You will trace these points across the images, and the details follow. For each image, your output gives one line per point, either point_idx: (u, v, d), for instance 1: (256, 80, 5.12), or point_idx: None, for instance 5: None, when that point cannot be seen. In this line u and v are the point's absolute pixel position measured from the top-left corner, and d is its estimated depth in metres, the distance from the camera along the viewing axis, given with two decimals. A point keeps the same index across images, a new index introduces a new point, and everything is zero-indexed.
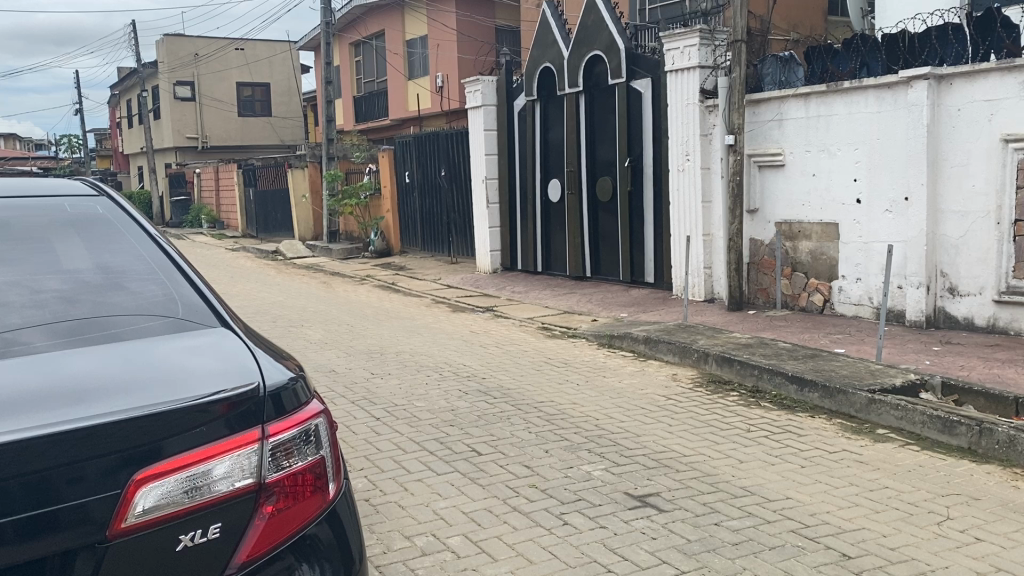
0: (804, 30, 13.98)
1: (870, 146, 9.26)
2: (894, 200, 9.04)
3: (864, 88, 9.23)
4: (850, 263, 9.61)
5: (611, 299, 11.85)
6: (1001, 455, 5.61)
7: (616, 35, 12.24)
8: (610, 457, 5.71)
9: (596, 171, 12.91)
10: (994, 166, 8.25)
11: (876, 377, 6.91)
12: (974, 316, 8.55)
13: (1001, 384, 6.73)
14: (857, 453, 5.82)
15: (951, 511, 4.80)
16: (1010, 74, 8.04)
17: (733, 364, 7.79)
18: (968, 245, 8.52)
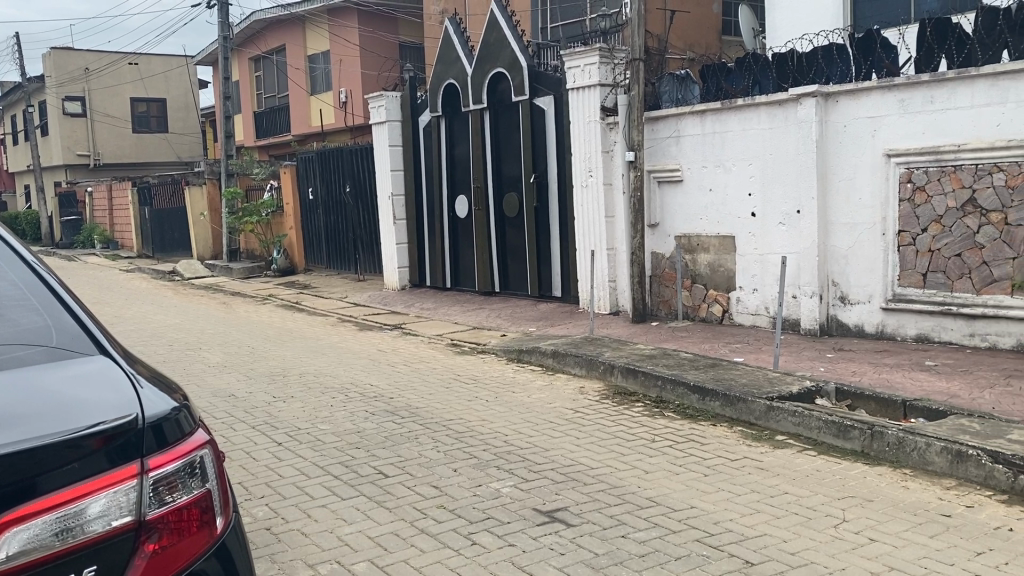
0: (700, 49, 14.42)
1: (763, 161, 9.58)
2: (787, 213, 9.36)
3: (756, 105, 9.55)
4: (747, 273, 9.90)
5: (519, 314, 11.88)
6: (891, 457, 5.84)
7: (518, 53, 12.33)
8: (519, 473, 5.69)
9: (502, 187, 12.97)
10: (879, 179, 8.65)
11: (773, 385, 7.12)
12: (864, 323, 8.92)
13: (890, 388, 7.02)
14: (757, 459, 5.96)
15: (846, 513, 4.96)
16: (889, 92, 8.45)
17: (638, 375, 7.91)
18: (857, 255, 8.88)
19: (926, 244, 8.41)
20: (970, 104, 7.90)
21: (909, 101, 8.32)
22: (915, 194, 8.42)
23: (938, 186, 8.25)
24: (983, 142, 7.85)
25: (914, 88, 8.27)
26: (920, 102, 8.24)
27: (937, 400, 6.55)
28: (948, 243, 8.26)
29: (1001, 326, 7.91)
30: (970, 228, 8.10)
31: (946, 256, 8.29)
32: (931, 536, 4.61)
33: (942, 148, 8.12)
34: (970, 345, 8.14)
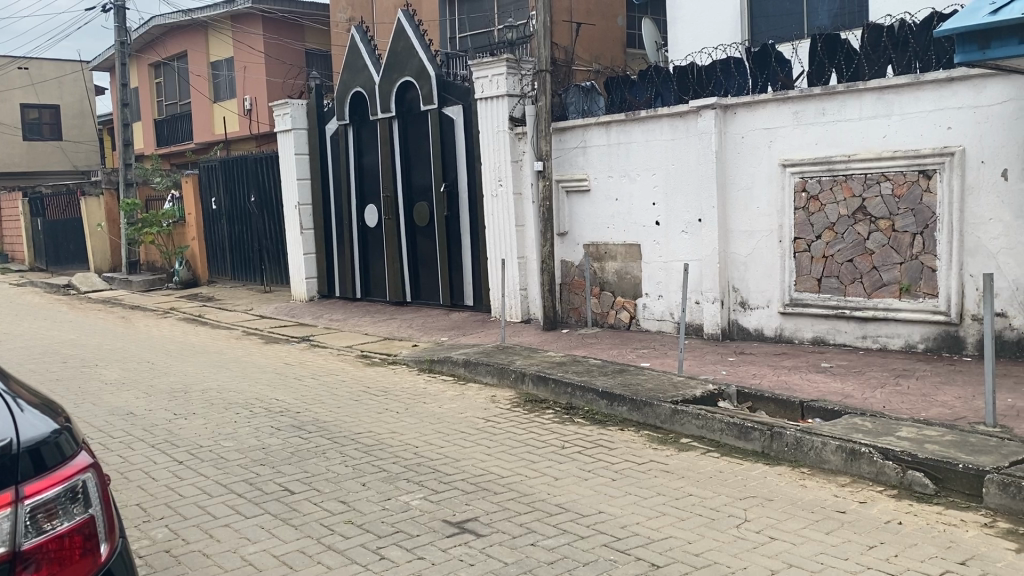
0: (606, 62, 14.68)
1: (666, 171, 9.81)
2: (689, 222, 9.60)
3: (659, 117, 9.78)
4: (652, 281, 10.11)
5: (431, 324, 11.82)
6: (790, 456, 6.04)
7: (425, 62, 12.30)
8: (429, 485, 5.65)
9: (411, 196, 12.90)
10: (775, 188, 8.96)
11: (678, 389, 7.27)
12: (764, 327, 9.22)
13: (788, 390, 7.26)
14: (663, 463, 6.08)
15: (748, 513, 5.10)
16: (784, 104, 8.80)
17: (548, 382, 7.97)
18: (756, 262, 9.18)
19: (820, 250, 8.73)
20: (859, 116, 8.29)
21: (803, 113, 8.67)
22: (809, 202, 8.74)
23: (831, 195, 8.58)
24: (871, 153, 8.23)
25: (807, 100, 8.64)
26: (813, 115, 8.60)
27: (832, 400, 6.82)
28: (841, 249, 8.60)
29: (891, 328, 8.29)
30: (861, 235, 8.44)
31: (838, 262, 8.62)
32: (827, 532, 4.78)
33: (833, 158, 8.47)
34: (863, 346, 8.50)
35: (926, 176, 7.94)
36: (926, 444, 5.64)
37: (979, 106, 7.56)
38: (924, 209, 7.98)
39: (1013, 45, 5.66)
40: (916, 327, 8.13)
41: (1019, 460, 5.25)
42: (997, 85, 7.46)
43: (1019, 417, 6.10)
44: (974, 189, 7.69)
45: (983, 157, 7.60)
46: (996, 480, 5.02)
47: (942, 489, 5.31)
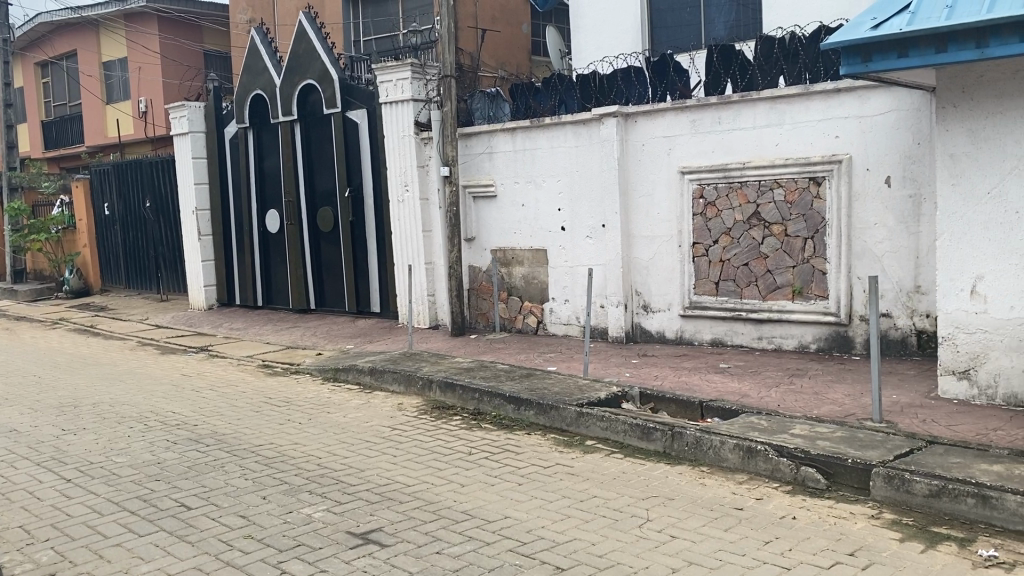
0: (512, 67, 14.76)
1: (570, 178, 9.93)
2: (594, 227, 9.74)
3: (563, 124, 9.90)
4: (558, 285, 10.21)
5: (336, 332, 11.63)
6: (690, 455, 6.19)
7: (328, 65, 12.11)
8: (332, 497, 5.55)
9: (315, 201, 12.67)
10: (675, 195, 9.18)
11: (583, 392, 7.36)
12: (665, 329, 9.44)
13: (689, 390, 7.44)
14: (568, 465, 6.14)
15: (650, 513, 5.20)
16: (683, 113, 9.03)
17: (455, 388, 7.95)
18: (658, 266, 9.39)
19: (717, 255, 8.97)
20: (753, 125, 8.58)
21: (700, 121, 8.93)
22: (707, 208, 8.98)
23: (727, 201, 8.83)
24: (764, 161, 8.52)
25: (704, 109, 8.89)
26: (710, 123, 8.86)
27: (730, 400, 7.03)
28: (737, 253, 8.85)
29: (785, 328, 8.60)
30: (755, 240, 8.70)
31: (735, 266, 8.87)
32: (725, 529, 4.92)
33: (729, 165, 8.73)
34: (759, 347, 8.80)
35: (816, 183, 8.26)
36: (818, 440, 5.87)
37: (864, 116, 7.93)
38: (814, 215, 8.30)
39: (893, 58, 5.97)
40: (808, 327, 8.46)
41: (902, 454, 5.52)
42: (879, 96, 7.83)
43: (903, 412, 6.42)
44: (859, 195, 8.06)
45: (868, 165, 7.97)
46: (882, 473, 5.26)
47: (833, 484, 5.53)
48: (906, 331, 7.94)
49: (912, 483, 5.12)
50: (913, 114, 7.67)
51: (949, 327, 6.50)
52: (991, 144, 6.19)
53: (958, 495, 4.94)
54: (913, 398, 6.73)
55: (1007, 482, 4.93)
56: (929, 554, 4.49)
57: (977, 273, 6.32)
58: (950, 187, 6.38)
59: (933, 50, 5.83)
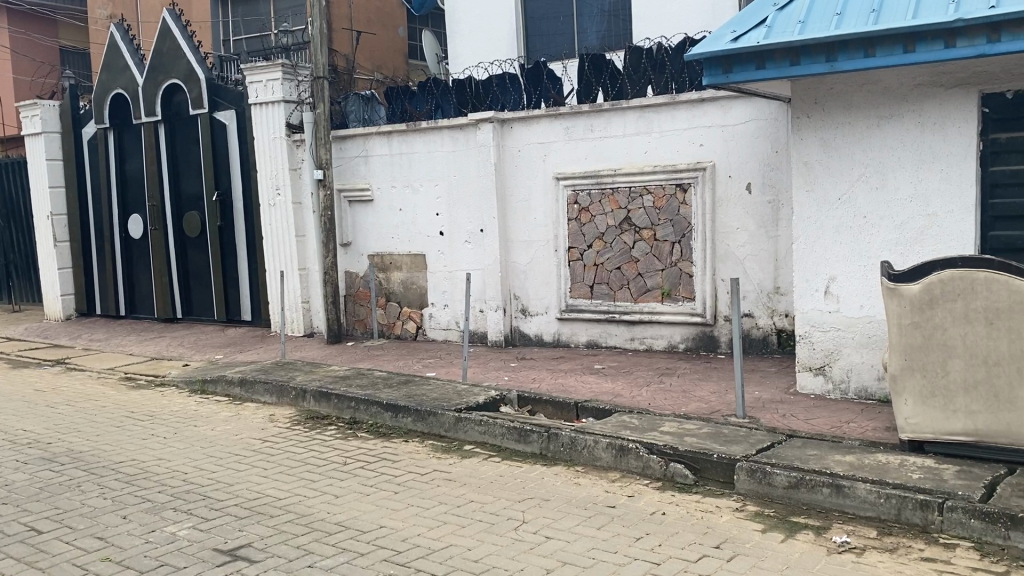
0: (388, 71, 14.63)
1: (447, 182, 9.92)
2: (471, 232, 9.75)
3: (439, 128, 9.87)
4: (437, 290, 10.17)
5: (204, 341, 11.18)
6: (565, 456, 6.27)
7: (194, 64, 11.65)
8: (198, 513, 5.33)
9: (181, 206, 12.19)
10: (550, 200, 9.31)
11: (461, 397, 7.35)
12: (543, 332, 9.55)
13: (564, 392, 7.55)
14: (445, 471, 6.10)
15: (525, 515, 5.23)
16: (556, 120, 9.18)
17: (330, 398, 7.78)
18: (535, 271, 9.50)
19: (591, 259, 9.14)
20: (623, 133, 8.82)
21: (574, 128, 9.10)
22: (581, 213, 9.14)
23: (599, 207, 9.01)
24: (635, 167, 8.76)
25: (576, 117, 9.07)
26: (582, 130, 9.04)
27: (604, 400, 7.17)
28: (609, 257, 9.04)
29: (656, 329, 8.87)
30: (627, 244, 8.91)
31: (608, 270, 9.05)
32: (598, 528, 5.01)
33: (602, 171, 8.93)
34: (632, 347, 9.03)
35: (683, 190, 8.56)
36: (686, 437, 6.06)
37: (726, 125, 8.28)
38: (681, 220, 8.59)
39: (752, 69, 6.25)
40: (677, 328, 8.75)
41: (764, 448, 5.77)
42: (740, 107, 8.20)
43: (764, 408, 6.72)
44: (724, 201, 8.39)
45: (731, 172, 8.31)
46: (745, 466, 5.48)
47: (700, 478, 5.72)
48: (767, 330, 8.34)
49: (772, 476, 5.36)
50: (771, 124, 8.06)
51: (806, 325, 6.86)
52: (841, 152, 6.56)
53: (814, 485, 5.20)
54: (774, 394, 7.06)
55: (858, 471, 5.23)
56: (788, 543, 4.71)
57: (830, 274, 6.69)
58: (805, 193, 6.73)
59: (787, 63, 6.14)
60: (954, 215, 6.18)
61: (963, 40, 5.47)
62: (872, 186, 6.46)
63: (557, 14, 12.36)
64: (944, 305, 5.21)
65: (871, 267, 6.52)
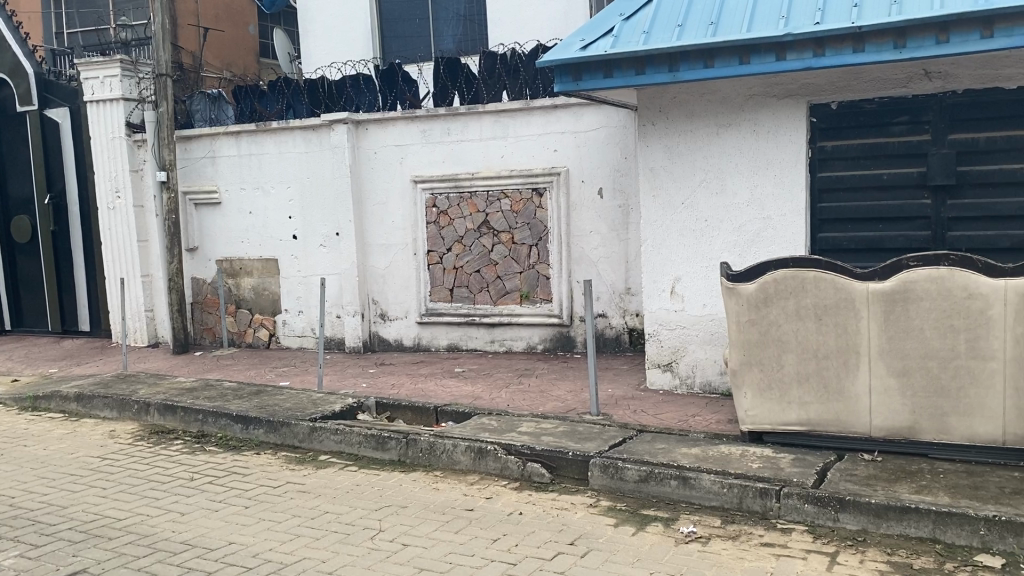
0: (238, 70, 14.12)
1: (300, 185, 9.66)
2: (326, 236, 9.53)
3: (290, 129, 9.60)
4: (290, 296, 9.90)
5: (36, 354, 10.44)
6: (424, 462, 6.23)
7: (21, 57, 10.85)
8: (27, 540, 4.95)
9: (8, 209, 11.34)
10: (407, 204, 9.24)
11: (316, 406, 7.17)
12: (402, 337, 9.47)
13: (423, 397, 7.50)
14: (299, 483, 5.93)
15: (382, 523, 5.15)
16: (412, 123, 9.13)
17: (175, 411, 7.42)
18: (393, 275, 9.40)
19: (451, 262, 9.14)
20: (479, 137, 8.87)
21: (430, 131, 9.07)
22: (439, 217, 9.12)
23: (458, 210, 9.03)
24: (491, 171, 8.83)
25: (433, 120, 9.04)
26: (438, 133, 9.03)
27: (462, 404, 7.17)
28: (469, 260, 9.06)
29: (515, 331, 8.96)
30: (485, 247, 8.96)
31: (467, 273, 9.08)
32: (455, 531, 4.99)
33: (459, 175, 8.95)
34: (491, 350, 9.10)
35: (538, 194, 8.70)
36: (542, 436, 6.16)
37: (578, 131, 8.48)
38: (537, 224, 8.73)
39: (600, 78, 6.42)
40: (535, 329, 8.88)
41: (618, 444, 5.93)
42: (592, 114, 8.42)
43: (618, 405, 6.91)
44: (578, 205, 8.59)
45: (584, 177, 8.52)
46: (598, 463, 5.62)
47: (556, 477, 5.82)
48: (620, 329, 8.60)
49: (624, 471, 5.52)
50: (621, 131, 8.31)
51: (655, 324, 7.12)
52: (684, 159, 6.84)
53: (663, 478, 5.39)
54: (626, 391, 7.29)
55: (703, 462, 5.46)
56: (638, 536, 4.86)
57: (677, 275, 6.97)
58: (651, 198, 6.99)
59: (634, 72, 6.34)
60: (786, 218, 6.56)
61: (792, 53, 5.82)
62: (713, 191, 6.78)
63: (412, 17, 12.33)
64: (778, 303, 5.52)
65: (713, 268, 6.84)
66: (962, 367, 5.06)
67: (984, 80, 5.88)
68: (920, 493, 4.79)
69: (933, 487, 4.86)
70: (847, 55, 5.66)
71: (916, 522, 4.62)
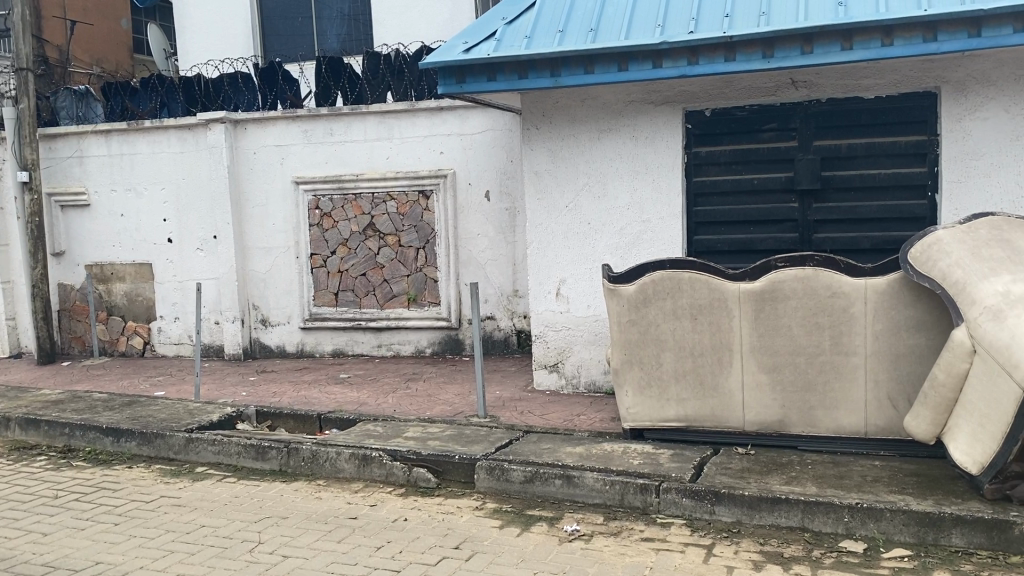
0: (110, 66, 13.50)
1: (176, 187, 9.29)
2: (204, 239, 9.21)
3: (164, 128, 9.23)
4: (166, 302, 9.51)
5: None
6: (306, 471, 6.09)
7: None
8: None
9: None
10: (289, 206, 9.02)
11: (193, 416, 6.91)
12: (285, 343, 9.24)
13: (306, 404, 7.34)
14: (174, 497, 5.69)
15: (262, 535, 5.00)
16: (293, 123, 8.92)
17: (39, 425, 7.00)
18: (274, 279, 9.15)
19: (335, 265, 8.97)
20: (363, 138, 8.75)
21: (312, 132, 8.89)
22: (322, 219, 8.94)
23: (342, 213, 8.88)
24: (376, 173, 8.72)
25: (315, 120, 8.87)
26: (321, 134, 8.86)
27: (347, 410, 7.05)
28: (354, 264, 8.92)
29: (402, 335, 8.89)
30: (371, 250, 8.85)
31: (352, 276, 8.94)
32: (338, 541, 4.89)
33: (343, 177, 8.80)
34: (378, 354, 8.99)
35: (425, 197, 8.65)
36: (428, 441, 6.12)
37: (464, 133, 8.48)
38: (424, 226, 8.68)
39: (483, 81, 6.43)
40: (423, 333, 8.83)
41: (503, 445, 5.95)
42: (477, 116, 8.44)
43: (504, 407, 6.95)
44: (465, 207, 8.58)
45: (470, 179, 8.53)
46: (485, 465, 5.62)
47: (442, 481, 5.79)
48: (507, 331, 8.66)
49: (509, 472, 5.54)
50: (506, 134, 8.37)
51: (541, 326, 7.19)
52: (567, 162, 6.94)
53: (548, 478, 5.44)
54: (513, 393, 7.34)
55: (586, 461, 5.54)
56: (523, 537, 4.89)
57: (561, 277, 7.07)
58: (536, 201, 7.05)
59: (516, 76, 6.38)
60: (664, 221, 6.76)
61: (668, 61, 5.98)
62: (595, 195, 6.90)
63: (294, 15, 12.08)
64: (656, 304, 5.66)
65: (596, 270, 6.96)
66: (827, 362, 5.32)
67: (845, 90, 6.19)
68: (789, 484, 5.01)
69: (802, 478, 5.09)
70: (719, 63, 5.86)
71: (786, 512, 4.81)
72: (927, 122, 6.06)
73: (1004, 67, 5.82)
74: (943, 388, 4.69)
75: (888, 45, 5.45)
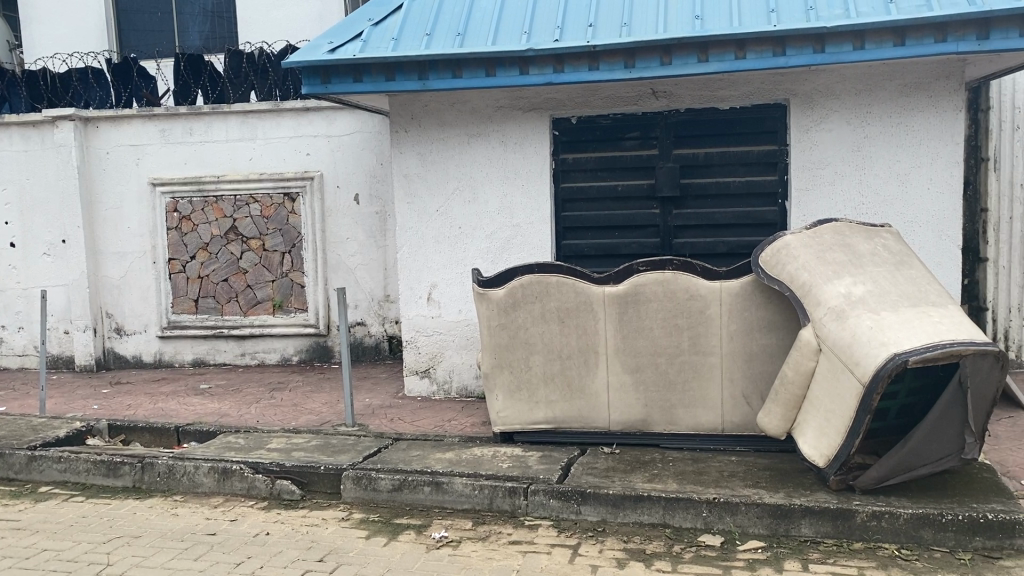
0: None
1: (19, 188, 8.69)
2: (51, 243, 8.66)
3: (5, 124, 8.62)
4: (8, 311, 8.89)
5: None
6: (162, 487, 5.81)
7: None
8: None
9: None
10: (145, 208, 8.59)
11: (36, 433, 6.47)
12: (142, 352, 8.81)
13: (163, 417, 7.00)
14: (13, 520, 5.31)
15: (110, 557, 4.72)
16: (150, 121, 8.52)
17: None
18: (130, 285, 8.71)
19: (194, 271, 8.61)
20: (225, 138, 8.46)
21: (169, 131, 8.52)
22: (181, 222, 8.56)
23: (202, 215, 8.53)
24: (239, 175, 8.44)
25: (173, 119, 8.51)
26: (180, 133, 8.50)
27: (207, 422, 6.77)
28: (215, 269, 8.59)
29: (267, 343, 8.63)
30: (234, 255, 8.53)
31: (214, 282, 8.61)
32: (193, 559, 4.67)
33: (204, 178, 8.47)
34: (242, 362, 8.69)
35: (291, 200, 8.42)
36: (293, 452, 5.95)
37: (332, 135, 8.33)
38: (290, 229, 8.45)
39: (349, 82, 6.30)
40: (289, 340, 8.60)
41: (371, 454, 5.86)
42: (345, 118, 8.31)
43: (373, 414, 6.85)
44: (333, 211, 8.42)
45: (339, 182, 8.37)
46: (351, 475, 5.52)
47: (307, 493, 5.64)
48: (379, 336, 8.56)
49: (376, 481, 5.45)
50: (375, 137, 8.27)
51: (412, 331, 7.12)
52: (436, 166, 6.91)
53: (416, 485, 5.38)
54: (383, 400, 7.24)
55: (454, 467, 5.51)
56: (389, 546, 4.81)
57: (432, 282, 7.03)
58: (406, 205, 6.99)
59: (383, 78, 6.28)
60: (533, 225, 6.82)
61: (534, 67, 6.04)
62: (465, 199, 6.90)
63: (152, 9, 11.57)
64: (524, 308, 5.70)
65: (466, 274, 6.95)
66: (686, 362, 5.50)
67: (703, 100, 6.43)
68: (651, 482, 5.14)
69: (663, 475, 5.24)
70: (583, 72, 5.97)
71: (648, 509, 4.94)
72: (777, 132, 6.37)
73: (848, 82, 6.18)
74: (793, 386, 4.93)
75: (741, 57, 5.68)
